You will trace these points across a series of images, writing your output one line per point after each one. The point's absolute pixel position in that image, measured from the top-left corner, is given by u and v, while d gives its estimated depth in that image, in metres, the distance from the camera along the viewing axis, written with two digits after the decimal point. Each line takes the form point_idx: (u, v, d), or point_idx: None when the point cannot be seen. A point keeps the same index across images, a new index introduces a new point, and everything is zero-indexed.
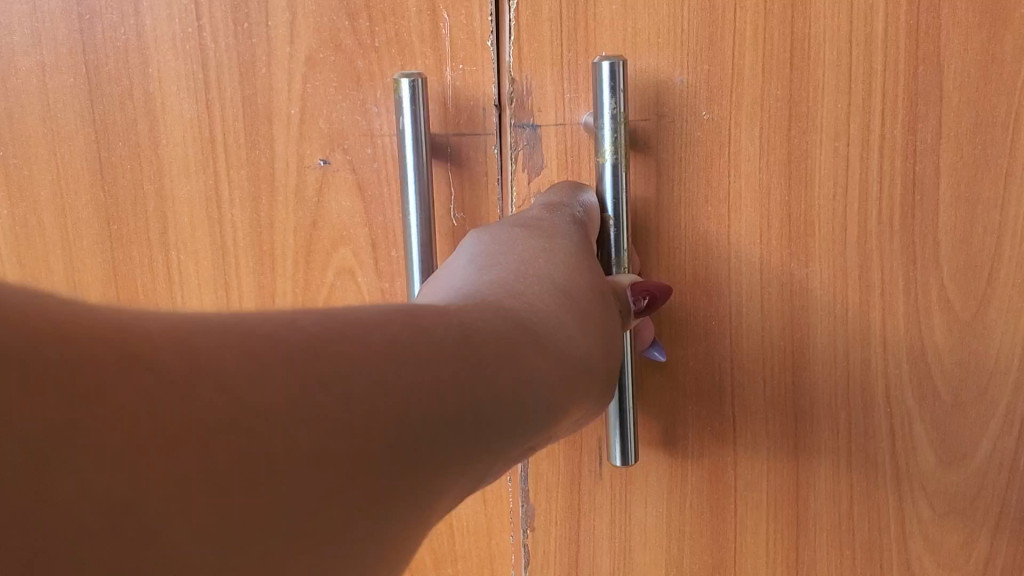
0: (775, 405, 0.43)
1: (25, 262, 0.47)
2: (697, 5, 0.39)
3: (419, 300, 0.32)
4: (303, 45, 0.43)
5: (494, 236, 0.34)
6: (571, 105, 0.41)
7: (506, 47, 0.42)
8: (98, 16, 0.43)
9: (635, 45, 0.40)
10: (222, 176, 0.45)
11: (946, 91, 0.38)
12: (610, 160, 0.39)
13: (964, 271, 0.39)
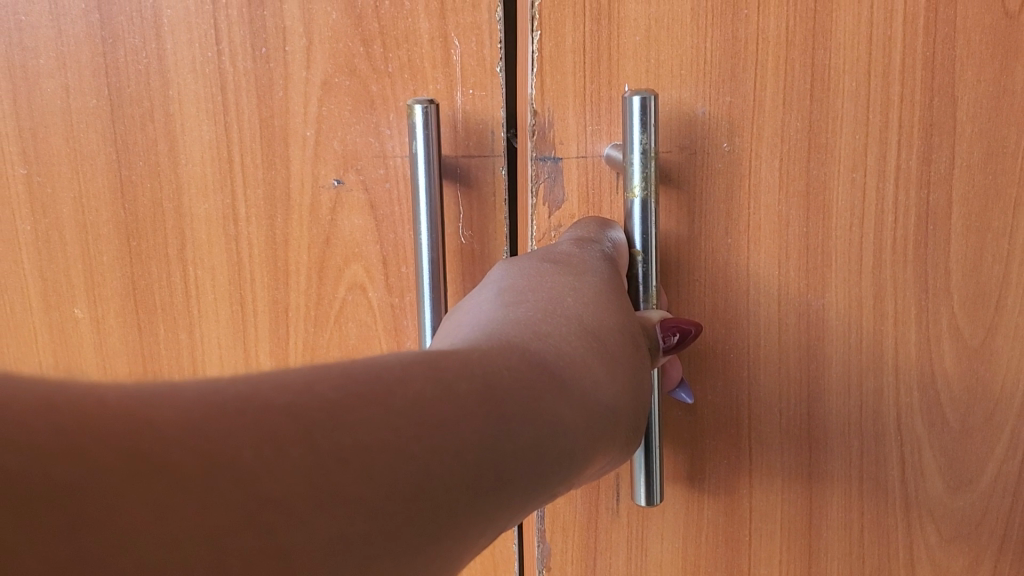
0: (790, 437, 0.45)
1: (47, 278, 0.48)
2: (719, 38, 0.40)
3: (446, 334, 0.32)
4: (318, 70, 0.44)
5: (523, 269, 0.34)
6: (593, 136, 0.42)
7: (529, 79, 0.41)
8: (120, 40, 0.44)
9: (658, 76, 0.40)
10: (239, 195, 0.46)
11: (960, 122, 0.40)
12: (639, 196, 0.39)
13: (972, 300, 0.43)
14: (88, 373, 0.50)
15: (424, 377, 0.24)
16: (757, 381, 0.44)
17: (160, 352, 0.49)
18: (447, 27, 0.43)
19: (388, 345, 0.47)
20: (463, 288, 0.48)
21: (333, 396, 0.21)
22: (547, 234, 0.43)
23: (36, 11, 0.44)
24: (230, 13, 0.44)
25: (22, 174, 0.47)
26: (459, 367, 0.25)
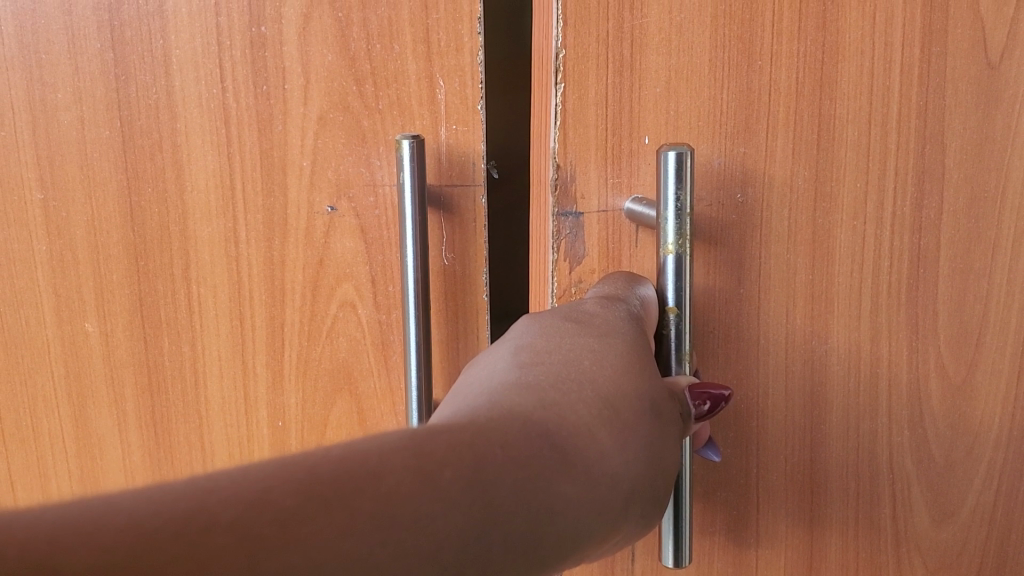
0: (794, 481, 0.51)
1: (60, 294, 0.52)
2: (735, 89, 0.44)
3: (462, 388, 0.34)
4: (314, 107, 0.49)
5: (545, 329, 0.36)
6: (613, 190, 0.46)
7: (551, 134, 0.45)
8: (132, 77, 0.48)
9: (676, 127, 0.45)
10: (241, 220, 0.50)
11: (948, 168, 0.46)
12: (675, 251, 0.42)
13: (957, 341, 0.49)
14: (96, 384, 0.53)
15: (406, 471, 0.26)
16: (767, 426, 0.50)
17: (164, 364, 0.52)
18: (433, 69, 0.48)
19: (376, 358, 0.51)
20: (445, 306, 0.52)
21: (291, 506, 0.24)
22: (568, 288, 0.47)
23: (54, 49, 0.48)
24: (235, 55, 0.48)
25: (38, 199, 0.51)
26: (447, 445, 0.27)
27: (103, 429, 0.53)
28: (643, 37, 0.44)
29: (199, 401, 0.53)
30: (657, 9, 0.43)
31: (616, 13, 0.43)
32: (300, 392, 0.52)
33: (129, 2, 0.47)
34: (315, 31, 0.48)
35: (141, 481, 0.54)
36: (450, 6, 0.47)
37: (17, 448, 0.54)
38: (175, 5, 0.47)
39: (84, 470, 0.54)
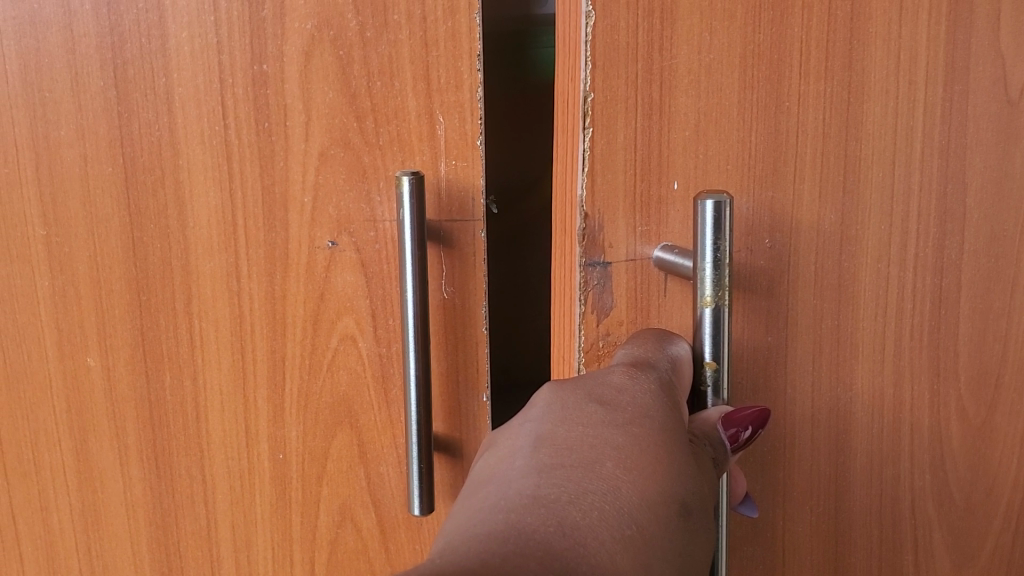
0: (819, 532, 0.51)
1: (62, 329, 0.52)
2: (763, 131, 0.44)
3: (477, 487, 0.32)
4: (316, 143, 0.49)
5: (569, 407, 0.35)
6: (642, 238, 0.45)
7: (578, 180, 0.44)
8: (135, 115, 0.49)
9: (706, 172, 0.45)
10: (242, 255, 0.50)
11: (969, 208, 0.47)
12: (712, 303, 0.42)
13: (977, 382, 0.50)
14: (98, 418, 0.53)
15: None
16: (794, 477, 0.50)
17: (165, 397, 0.52)
18: (433, 106, 0.49)
19: (376, 391, 0.52)
20: (445, 338, 0.52)
21: None
22: (596, 343, 0.46)
23: (57, 87, 0.49)
24: (237, 92, 0.49)
25: (41, 235, 0.51)
26: None
27: (105, 462, 0.54)
28: (672, 78, 0.43)
29: (200, 435, 0.53)
30: (687, 49, 0.43)
31: (646, 54, 0.43)
32: (302, 425, 0.52)
33: (132, 41, 0.48)
34: (316, 68, 0.48)
35: (142, 514, 0.54)
36: (449, 44, 0.48)
37: (18, 482, 0.54)
38: (177, 44, 0.48)
39: (85, 503, 0.54)
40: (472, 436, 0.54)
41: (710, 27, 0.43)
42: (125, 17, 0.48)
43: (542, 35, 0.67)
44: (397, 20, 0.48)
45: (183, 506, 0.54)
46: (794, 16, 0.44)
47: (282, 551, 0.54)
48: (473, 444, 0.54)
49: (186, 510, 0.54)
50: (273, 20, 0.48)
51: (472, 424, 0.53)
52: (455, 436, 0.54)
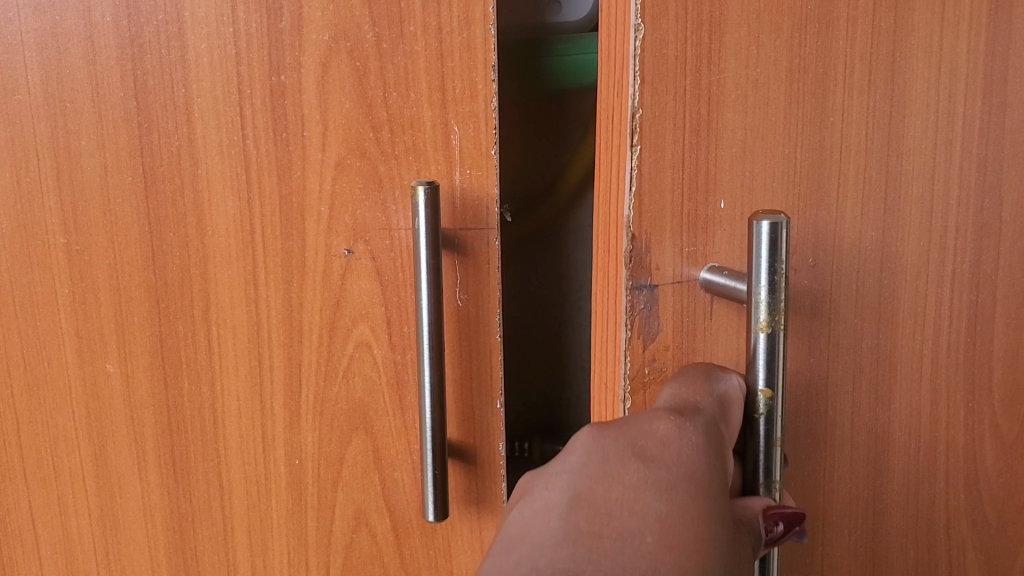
0: (856, 556, 0.51)
1: (82, 336, 0.53)
2: (806, 148, 0.44)
3: (508, 547, 0.31)
4: (332, 153, 0.50)
5: (611, 462, 0.34)
6: (687, 259, 0.44)
7: (626, 199, 0.43)
8: (155, 125, 0.50)
9: (751, 189, 0.44)
10: (260, 263, 0.51)
11: (1003, 224, 0.48)
12: (767, 327, 0.40)
13: (1010, 398, 0.50)
14: (117, 423, 0.54)
15: None
16: (833, 500, 0.49)
17: (184, 403, 0.53)
18: (448, 115, 0.49)
19: (391, 398, 0.52)
20: (459, 346, 0.53)
21: None
22: (641, 369, 0.45)
23: (78, 98, 0.49)
24: (255, 102, 0.49)
25: (61, 243, 0.52)
26: None
27: (124, 467, 0.54)
28: (721, 95, 0.43)
29: (217, 440, 0.53)
30: (735, 65, 0.43)
31: (694, 67, 0.42)
32: (318, 431, 0.53)
33: (151, 52, 0.49)
34: (333, 79, 0.49)
35: (160, 518, 0.55)
36: (465, 55, 0.49)
37: (38, 487, 0.55)
38: (196, 55, 0.49)
39: (104, 507, 0.55)
40: (485, 443, 0.54)
41: (759, 41, 0.43)
42: (145, 28, 0.48)
43: (557, 44, 0.68)
44: (414, 32, 0.48)
45: (201, 511, 0.55)
46: (836, 30, 0.44)
47: (298, 555, 0.55)
48: (486, 451, 0.54)
49: (203, 514, 0.55)
50: (291, 31, 0.48)
51: (486, 431, 0.54)
52: (470, 442, 0.54)
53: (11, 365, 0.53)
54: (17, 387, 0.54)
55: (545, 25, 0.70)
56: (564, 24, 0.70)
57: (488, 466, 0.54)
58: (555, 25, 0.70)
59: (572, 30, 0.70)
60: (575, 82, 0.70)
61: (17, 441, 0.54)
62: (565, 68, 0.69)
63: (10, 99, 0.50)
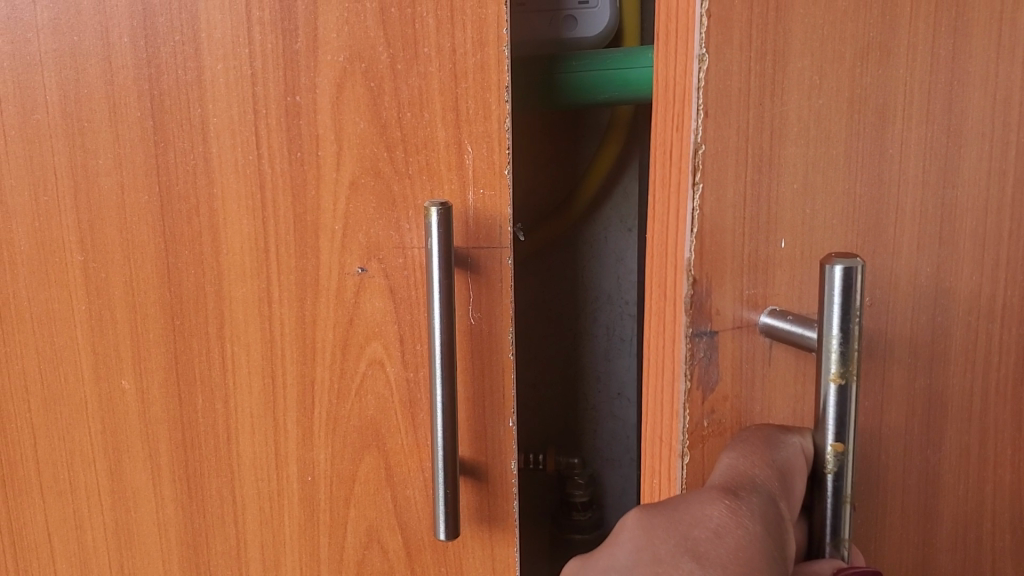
0: None
1: (98, 352, 0.53)
2: (868, 183, 0.40)
3: None
4: (347, 172, 0.50)
5: (662, 564, 0.33)
6: (747, 302, 0.40)
7: (686, 242, 0.40)
8: (171, 144, 0.50)
9: (813, 228, 0.40)
10: (274, 281, 0.51)
11: None
12: (839, 382, 0.35)
13: None
14: (133, 439, 0.54)
15: None
16: None
17: (198, 419, 0.53)
18: (462, 136, 0.49)
19: (403, 416, 0.53)
20: (471, 364, 0.53)
21: None
22: (700, 422, 0.41)
23: (96, 117, 0.50)
24: (270, 123, 0.50)
25: (78, 260, 0.52)
26: None
27: (138, 482, 0.55)
28: (782, 128, 0.39)
29: (231, 456, 0.54)
30: (797, 95, 0.39)
31: (756, 99, 0.39)
32: (330, 448, 0.53)
33: (168, 73, 0.49)
34: (348, 100, 0.49)
35: (174, 533, 0.55)
36: (478, 76, 0.49)
37: (54, 501, 0.56)
38: (212, 75, 0.49)
39: (119, 521, 0.55)
40: (497, 460, 0.54)
41: (820, 69, 0.39)
42: (162, 49, 0.49)
43: (574, 60, 0.68)
44: (428, 53, 0.49)
45: (214, 526, 0.55)
46: (898, 55, 0.39)
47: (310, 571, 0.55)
48: (498, 468, 0.54)
49: (217, 530, 0.55)
50: (306, 52, 0.49)
51: (497, 449, 0.54)
52: (482, 460, 0.54)
53: (27, 380, 0.54)
54: (34, 403, 0.54)
55: (562, 42, 0.71)
56: (580, 40, 0.71)
57: (500, 484, 0.55)
58: (572, 41, 0.71)
59: (589, 45, 0.72)
60: (589, 98, 0.69)
61: (34, 455, 0.55)
62: (578, 86, 0.68)
63: (30, 118, 0.50)
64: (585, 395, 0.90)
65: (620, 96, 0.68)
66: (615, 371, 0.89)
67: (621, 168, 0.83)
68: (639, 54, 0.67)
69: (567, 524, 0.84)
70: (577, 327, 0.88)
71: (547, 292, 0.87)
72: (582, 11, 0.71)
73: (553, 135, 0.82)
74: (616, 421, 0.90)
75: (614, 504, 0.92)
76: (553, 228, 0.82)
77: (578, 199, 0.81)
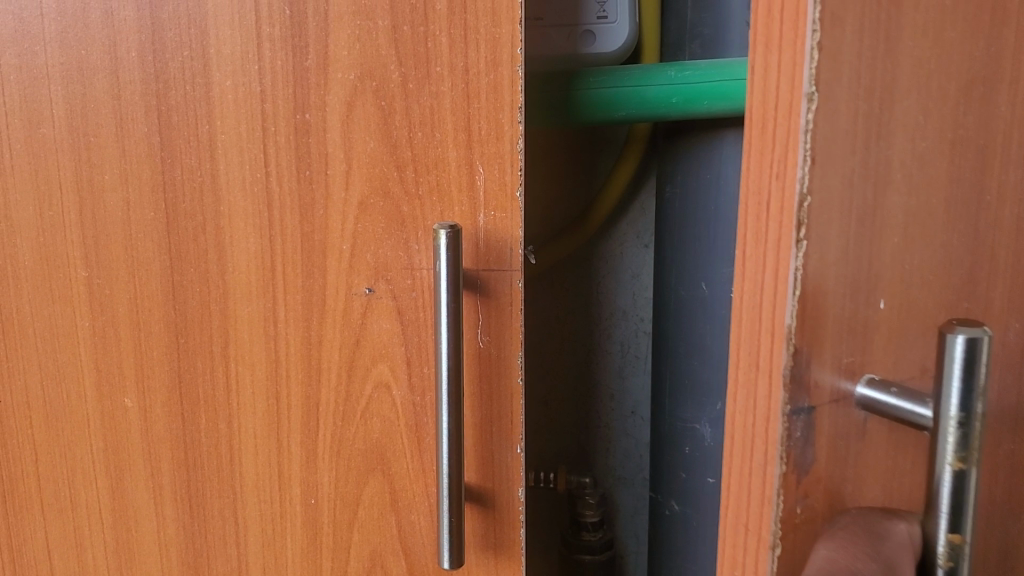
0: None
1: (102, 369, 0.53)
2: (965, 236, 0.35)
3: None
4: (355, 192, 0.49)
5: None
6: (843, 372, 0.31)
7: (788, 304, 0.29)
8: (177, 160, 0.49)
9: (908, 287, 0.33)
10: (280, 300, 0.50)
11: None
12: (961, 469, 0.29)
13: None
14: (134, 457, 0.53)
15: None
16: None
17: (201, 439, 0.53)
18: (473, 157, 0.48)
19: (409, 440, 0.52)
20: (479, 388, 0.52)
21: None
22: (794, 510, 0.31)
23: (103, 132, 0.49)
24: (279, 141, 0.49)
25: (83, 276, 0.51)
26: None
27: (139, 501, 0.54)
28: (888, 171, 0.31)
29: (233, 476, 0.53)
30: (901, 135, 0.31)
31: (863, 141, 0.30)
32: (334, 471, 0.52)
33: (176, 88, 0.48)
34: (358, 118, 0.48)
35: (175, 554, 0.54)
36: (491, 96, 0.48)
37: (55, 518, 0.55)
38: (221, 91, 0.48)
39: (120, 540, 0.55)
40: (504, 487, 0.53)
41: (926, 107, 0.32)
42: (171, 64, 0.48)
43: (591, 77, 0.67)
44: (440, 72, 0.48)
45: (216, 548, 0.54)
46: (1000, 91, 0.35)
47: None
48: (505, 495, 0.53)
49: (218, 551, 0.54)
50: (316, 70, 0.48)
51: (505, 475, 0.53)
52: (489, 486, 0.53)
53: (30, 397, 0.53)
54: (36, 418, 0.54)
55: (580, 57, 0.70)
56: (598, 56, 0.70)
57: (508, 511, 0.53)
58: (590, 57, 0.70)
59: (606, 62, 0.70)
60: (607, 116, 0.68)
61: (35, 472, 0.54)
62: (596, 102, 0.67)
63: (36, 132, 0.50)
64: (598, 412, 0.89)
65: (637, 114, 0.67)
66: (629, 389, 0.88)
67: (636, 186, 0.83)
68: (657, 71, 0.66)
69: (576, 544, 0.83)
70: (592, 343, 0.87)
71: (564, 308, 0.86)
72: (601, 26, 0.70)
73: (568, 151, 0.82)
74: (629, 439, 0.89)
75: (626, 523, 0.90)
76: (571, 243, 0.80)
77: (595, 212, 0.80)
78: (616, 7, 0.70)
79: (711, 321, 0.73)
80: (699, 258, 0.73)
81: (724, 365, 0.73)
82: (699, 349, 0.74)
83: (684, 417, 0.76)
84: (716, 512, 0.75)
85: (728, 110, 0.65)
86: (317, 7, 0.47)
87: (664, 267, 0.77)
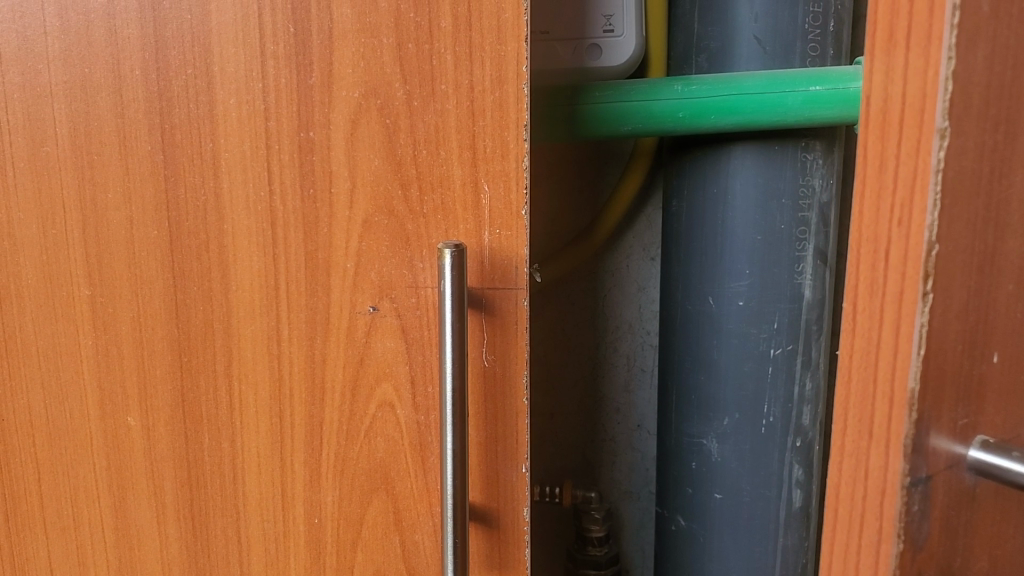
0: None
1: (105, 387, 0.52)
2: None
3: None
4: (360, 210, 0.49)
5: None
6: (956, 432, 0.31)
7: (912, 368, 0.28)
8: (181, 178, 0.49)
9: (1007, 331, 0.33)
10: (284, 319, 0.50)
11: None
12: None
13: None
14: (138, 476, 0.53)
15: None
16: None
17: (204, 458, 0.52)
18: (478, 174, 0.48)
19: (414, 460, 0.51)
20: (484, 406, 0.52)
21: None
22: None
23: (106, 150, 0.49)
24: (283, 158, 0.48)
25: (86, 295, 0.51)
26: None
27: (143, 520, 0.54)
28: (999, 219, 0.31)
29: (236, 496, 0.53)
30: (1013, 181, 0.32)
31: (985, 188, 0.30)
32: (338, 490, 0.52)
33: (180, 106, 0.48)
34: (362, 136, 0.48)
35: (178, 573, 0.54)
36: (497, 113, 0.47)
37: (57, 536, 0.55)
38: (225, 109, 0.48)
39: (123, 559, 0.54)
40: (509, 507, 0.53)
41: None
42: (174, 82, 0.48)
43: (596, 90, 0.67)
44: (445, 90, 0.47)
45: (218, 567, 0.54)
46: None
47: None
48: (510, 516, 0.53)
49: (221, 570, 0.54)
50: (320, 87, 0.48)
51: (510, 495, 0.52)
52: (494, 506, 0.53)
53: (33, 415, 0.53)
54: (39, 437, 0.53)
55: (587, 71, 0.70)
56: (605, 69, 0.70)
57: (512, 531, 0.53)
58: (596, 70, 0.70)
59: (614, 76, 0.70)
60: (613, 131, 0.68)
61: (38, 491, 0.54)
62: (602, 116, 0.67)
63: (39, 150, 0.50)
64: (604, 426, 0.88)
65: (644, 129, 0.67)
66: (635, 403, 0.87)
67: (643, 197, 0.82)
68: (664, 85, 0.66)
69: (582, 559, 0.82)
70: (598, 356, 0.87)
71: (569, 320, 0.86)
72: (607, 39, 0.69)
73: (573, 163, 0.82)
74: (635, 453, 0.88)
75: (633, 537, 0.90)
76: (578, 254, 0.80)
77: (602, 223, 0.79)
78: (623, 19, 0.70)
79: (718, 337, 0.72)
80: (706, 273, 0.72)
81: (731, 381, 0.72)
82: (706, 364, 0.74)
83: (691, 433, 0.76)
84: (724, 528, 0.75)
85: (737, 124, 0.65)
86: (321, 25, 0.47)
87: (670, 281, 0.77)
